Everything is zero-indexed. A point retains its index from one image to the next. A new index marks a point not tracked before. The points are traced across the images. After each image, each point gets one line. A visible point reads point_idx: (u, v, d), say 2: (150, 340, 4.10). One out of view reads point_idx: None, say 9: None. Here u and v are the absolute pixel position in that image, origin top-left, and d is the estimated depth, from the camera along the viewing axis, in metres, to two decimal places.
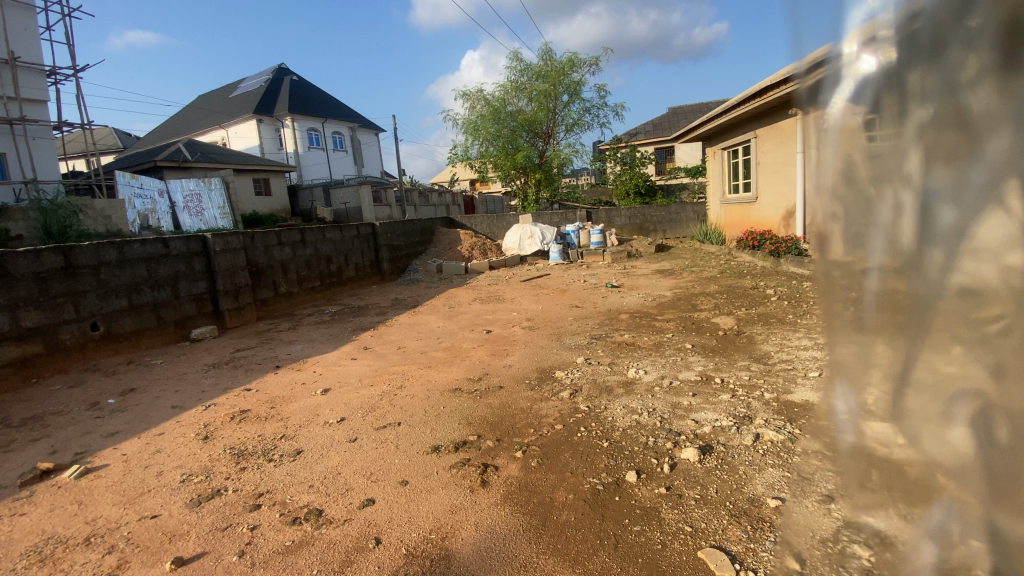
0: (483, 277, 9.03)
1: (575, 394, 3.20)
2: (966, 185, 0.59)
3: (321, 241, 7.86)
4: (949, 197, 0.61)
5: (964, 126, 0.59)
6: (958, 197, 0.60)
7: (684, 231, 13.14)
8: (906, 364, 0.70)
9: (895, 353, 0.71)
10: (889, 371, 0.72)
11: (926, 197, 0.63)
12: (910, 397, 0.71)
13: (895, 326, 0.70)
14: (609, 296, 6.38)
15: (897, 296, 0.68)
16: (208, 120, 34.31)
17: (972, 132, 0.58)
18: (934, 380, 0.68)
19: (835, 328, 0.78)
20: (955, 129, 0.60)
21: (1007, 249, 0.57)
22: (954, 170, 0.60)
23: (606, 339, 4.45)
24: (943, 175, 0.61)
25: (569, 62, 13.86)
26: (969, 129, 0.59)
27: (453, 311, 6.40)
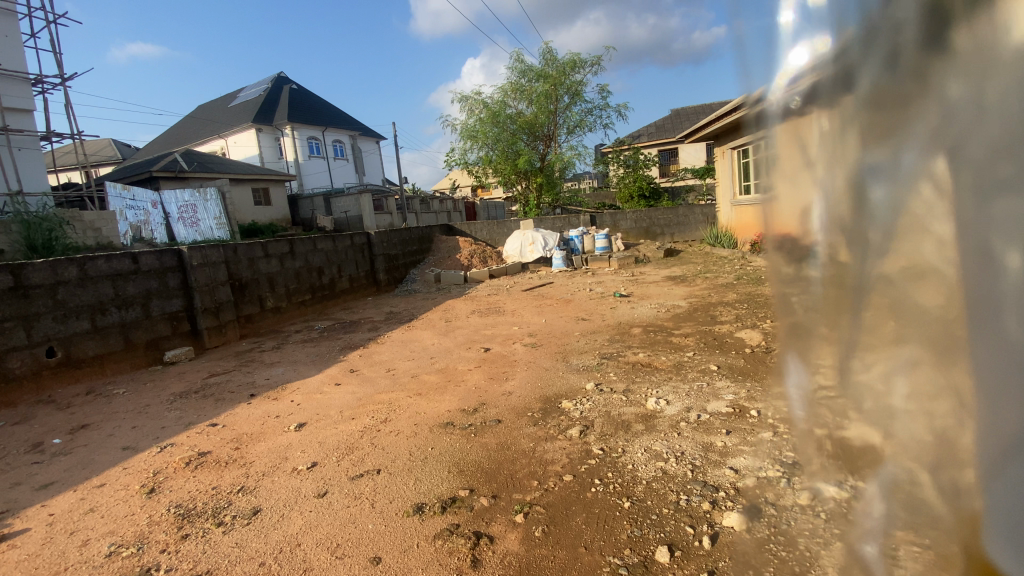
0: (484, 287, 8.57)
1: (586, 431, 2.71)
2: (898, 160, 0.60)
3: (313, 252, 7.43)
4: (890, 178, 0.61)
5: (899, 112, 0.59)
6: (901, 180, 0.60)
7: (692, 234, 12.63)
8: (847, 356, 0.73)
9: (838, 345, 0.73)
10: (832, 364, 0.75)
11: (867, 178, 0.63)
12: (856, 392, 0.74)
13: (836, 312, 0.71)
14: (617, 307, 5.90)
15: (833, 288, 0.70)
16: (208, 130, 34.11)
17: (911, 115, 0.58)
18: (885, 368, 0.70)
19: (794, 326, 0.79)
20: (893, 114, 0.60)
21: (937, 222, 0.58)
22: (892, 154, 0.60)
23: (617, 359, 3.97)
24: (876, 150, 0.61)
25: (570, 62, 13.42)
26: (906, 113, 0.58)
27: (450, 325, 5.95)
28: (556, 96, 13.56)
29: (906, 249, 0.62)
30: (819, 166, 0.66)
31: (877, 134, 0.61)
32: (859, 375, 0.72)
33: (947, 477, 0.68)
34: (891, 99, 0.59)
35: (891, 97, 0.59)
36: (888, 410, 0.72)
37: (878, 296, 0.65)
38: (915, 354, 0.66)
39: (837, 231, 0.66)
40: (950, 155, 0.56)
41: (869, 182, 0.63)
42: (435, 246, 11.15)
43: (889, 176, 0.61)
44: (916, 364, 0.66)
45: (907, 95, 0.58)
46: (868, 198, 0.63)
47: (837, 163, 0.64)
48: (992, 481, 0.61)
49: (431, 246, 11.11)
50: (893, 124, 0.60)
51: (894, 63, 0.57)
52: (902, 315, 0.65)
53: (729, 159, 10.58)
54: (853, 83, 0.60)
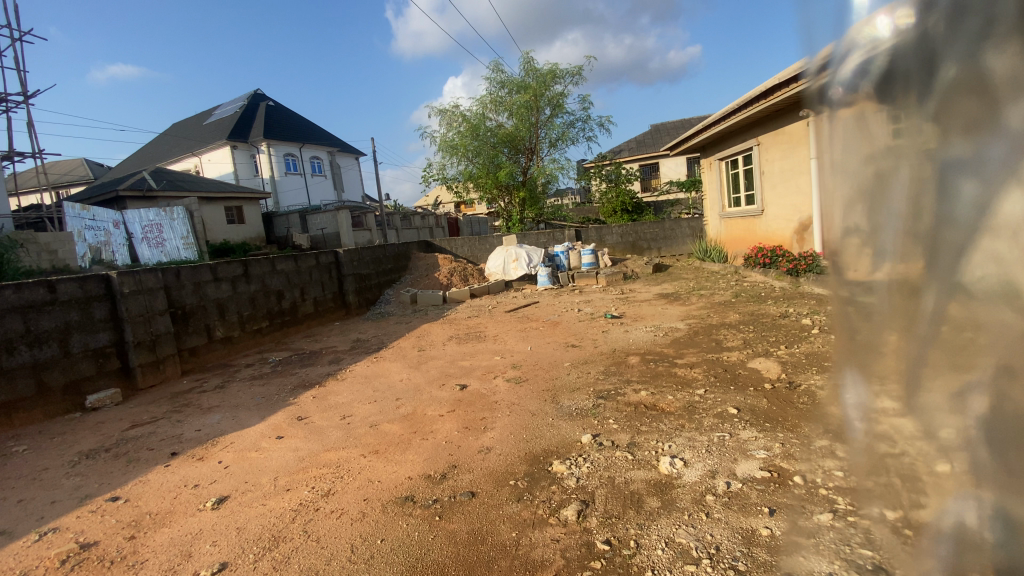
0: (464, 308, 7.93)
1: (586, 513, 2.09)
2: (978, 163, 0.64)
3: (272, 274, 6.75)
4: (973, 171, 0.65)
5: (978, 97, 0.64)
6: (979, 167, 0.64)
7: (680, 248, 12.19)
8: (916, 374, 0.76)
9: (903, 362, 0.78)
10: (897, 388, 0.81)
11: (947, 171, 0.68)
12: (924, 419, 0.78)
13: (905, 327, 0.76)
14: (609, 331, 5.31)
15: (902, 310, 0.76)
16: (179, 148, 33.01)
17: (996, 104, 0.62)
18: (957, 408, 0.72)
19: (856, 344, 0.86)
20: (981, 100, 0.64)
21: (1019, 232, 0.60)
22: (976, 142, 0.65)
23: (616, 398, 3.34)
24: (956, 153, 0.66)
25: (551, 73, 13.00)
26: (995, 99, 0.63)
27: (422, 354, 5.28)
28: (537, 107, 13.04)
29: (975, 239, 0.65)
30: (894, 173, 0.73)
31: (958, 120, 0.67)
32: (928, 401, 0.76)
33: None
34: (977, 102, 0.65)
35: (976, 81, 0.64)
36: (957, 409, 0.72)
37: (960, 312, 0.68)
38: (991, 350, 0.66)
39: (900, 213, 0.73)
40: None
41: (949, 173, 0.67)
42: (413, 264, 10.48)
43: (967, 165, 0.65)
44: (985, 366, 0.67)
45: (985, 83, 0.63)
46: (949, 190, 0.68)
47: (907, 151, 0.72)
48: None
49: (408, 264, 10.43)
50: (978, 110, 0.65)
51: (976, 56, 0.63)
52: (963, 302, 0.67)
53: (716, 170, 10.19)
54: (936, 70, 0.67)
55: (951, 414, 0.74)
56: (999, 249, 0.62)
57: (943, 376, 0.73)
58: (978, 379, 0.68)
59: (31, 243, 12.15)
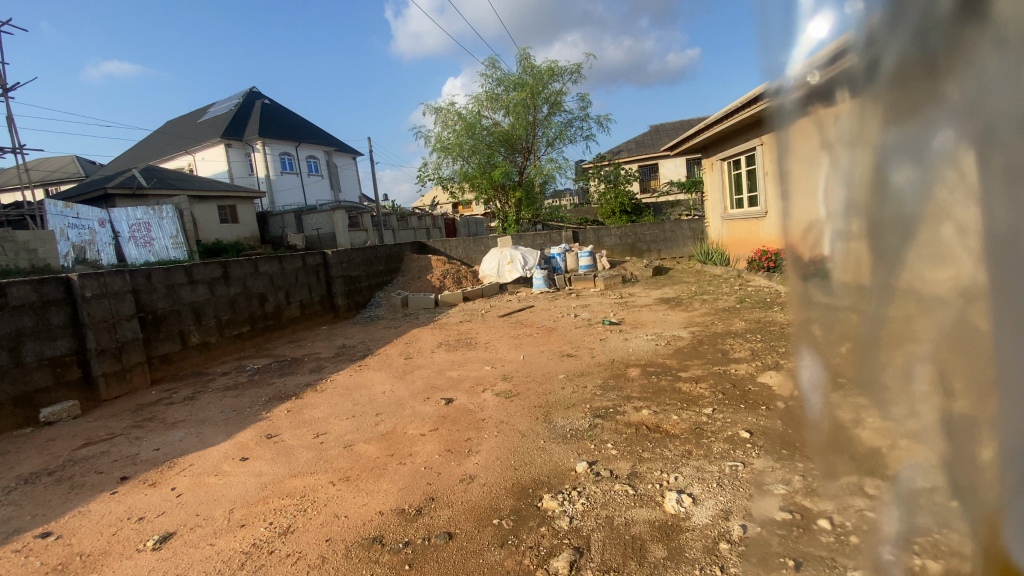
0: (457, 312, 7.62)
1: (579, 564, 1.79)
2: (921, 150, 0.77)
3: (253, 276, 6.43)
4: (912, 156, 0.79)
5: (912, 94, 0.77)
6: (919, 156, 0.78)
7: (681, 251, 11.87)
8: (870, 334, 0.89)
9: (858, 326, 0.90)
10: (851, 349, 0.93)
11: (891, 156, 0.81)
12: (879, 374, 0.91)
13: (858, 297, 0.87)
14: (607, 339, 4.99)
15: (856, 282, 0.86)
16: (173, 147, 32.55)
17: (930, 100, 0.75)
18: (909, 354, 0.87)
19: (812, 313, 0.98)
20: (917, 94, 0.76)
21: (957, 207, 0.76)
22: (915, 133, 0.78)
23: (615, 418, 3.03)
24: (899, 141, 0.79)
25: (549, 70, 12.66)
26: (930, 94, 0.75)
27: (408, 362, 4.98)
28: (534, 106, 12.75)
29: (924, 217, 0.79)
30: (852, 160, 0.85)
31: (897, 113, 0.79)
32: (881, 356, 0.89)
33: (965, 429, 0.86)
34: (915, 95, 0.77)
35: (912, 79, 0.75)
36: (911, 356, 0.87)
37: (909, 277, 0.82)
38: (936, 303, 0.81)
39: (859, 198, 0.85)
40: (967, 130, 0.72)
41: (895, 160, 0.80)
42: (405, 266, 10.15)
43: (910, 153, 0.79)
44: (932, 318, 0.82)
45: (919, 80, 0.75)
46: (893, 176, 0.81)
47: (861, 144, 0.83)
48: (1004, 428, 0.78)
49: (400, 265, 10.10)
50: (913, 102, 0.77)
51: (910, 61, 0.75)
52: (919, 267, 0.81)
53: (718, 171, 9.86)
54: (875, 73, 0.77)
55: (903, 362, 0.88)
56: (947, 221, 0.77)
57: (895, 333, 0.86)
58: (929, 329, 0.83)
59: (11, 243, 11.76)
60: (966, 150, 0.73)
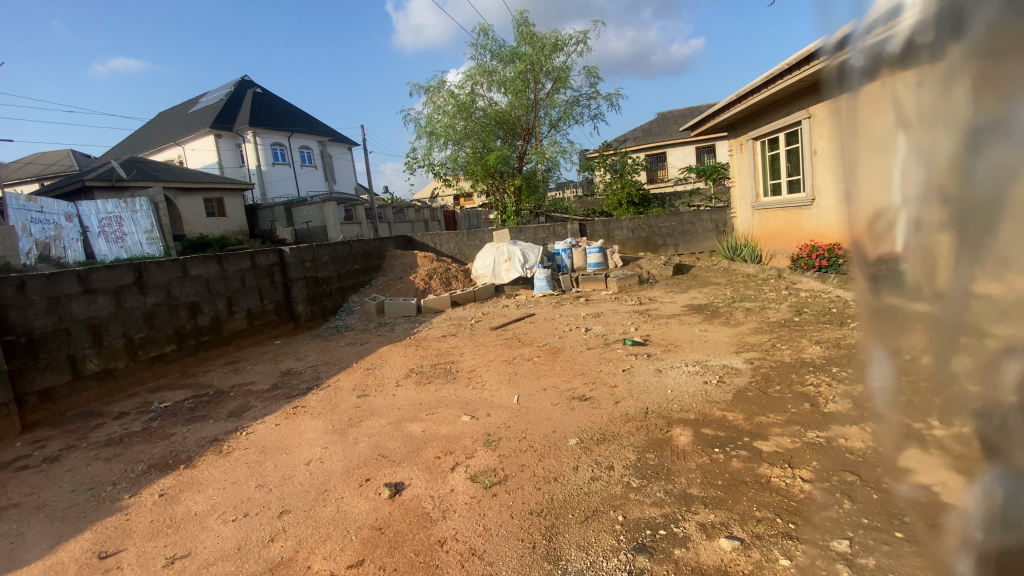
0: (442, 320, 6.34)
1: None
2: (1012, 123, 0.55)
3: (181, 282, 5.11)
4: (1001, 134, 0.56)
5: (1004, 52, 0.54)
6: (1008, 133, 0.55)
7: (702, 245, 10.44)
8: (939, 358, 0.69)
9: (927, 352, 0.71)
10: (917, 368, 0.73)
11: (971, 136, 0.59)
12: (957, 415, 0.70)
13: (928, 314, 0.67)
14: (631, 369, 3.64)
15: (921, 292, 0.67)
16: (158, 137, 30.91)
17: None
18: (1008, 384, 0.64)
19: (882, 333, 0.76)
20: (1011, 47, 0.54)
21: None
22: (1003, 100, 0.55)
23: (670, 560, 1.71)
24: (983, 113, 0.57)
25: (553, 40, 11.14)
26: None
27: (361, 402, 3.65)
28: (536, 83, 11.28)
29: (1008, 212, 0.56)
30: (925, 140, 0.63)
31: (983, 77, 0.57)
32: (950, 380, 0.69)
33: None
34: (1010, 46, 0.54)
35: (1007, 32, 0.54)
36: (994, 389, 0.65)
37: (982, 297, 0.60)
38: None
39: (932, 189, 0.63)
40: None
41: (979, 138, 0.58)
42: (387, 264, 8.82)
43: (997, 129, 0.56)
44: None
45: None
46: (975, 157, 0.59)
47: (940, 120, 0.62)
48: None
49: (381, 263, 8.76)
50: (1002, 66, 0.55)
51: (1012, 4, 0.54)
52: (1007, 281, 0.57)
53: (750, 153, 8.39)
54: (964, 25, 0.58)
55: (984, 380, 0.66)
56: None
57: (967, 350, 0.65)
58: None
59: None
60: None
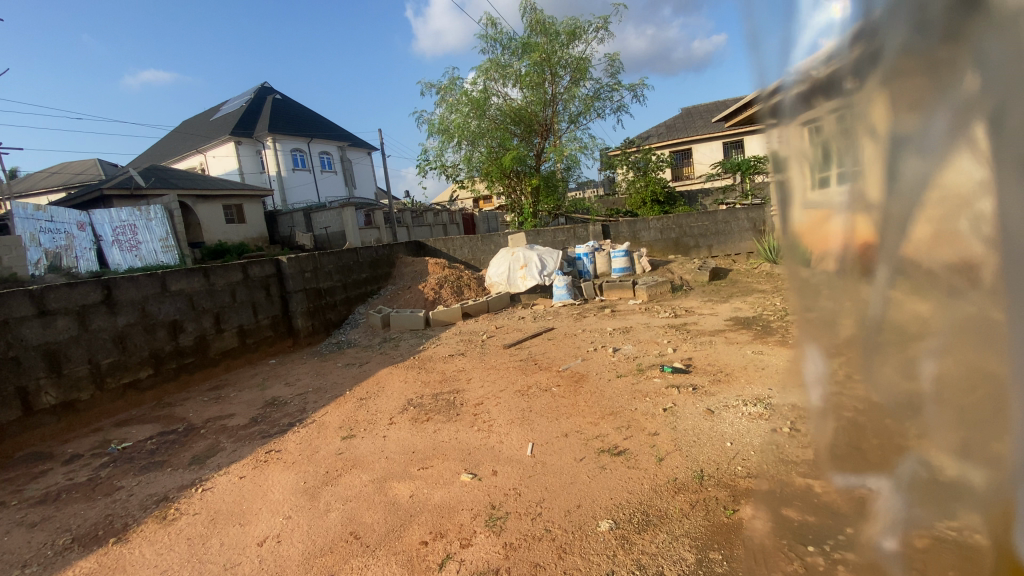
0: (452, 335, 5.74)
1: None
2: (925, 140, 0.64)
3: (159, 298, 4.63)
4: (916, 147, 0.65)
5: (917, 81, 0.64)
6: (920, 146, 0.65)
7: (737, 246, 9.66)
8: (870, 356, 0.77)
9: (860, 352, 0.78)
10: (850, 369, 0.80)
11: (895, 149, 0.66)
12: (886, 403, 0.78)
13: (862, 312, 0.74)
14: (675, 408, 2.94)
15: (859, 291, 0.73)
16: (181, 147, 31.25)
17: (937, 82, 0.63)
18: (928, 371, 0.72)
19: (818, 336, 0.82)
20: (918, 78, 0.64)
21: (969, 196, 0.63)
22: (917, 117, 0.64)
23: None
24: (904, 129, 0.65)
25: (570, 29, 10.42)
26: (934, 76, 0.63)
27: (345, 447, 3.05)
28: (552, 75, 10.59)
29: (930, 203, 0.65)
30: (862, 150, 0.67)
31: (899, 99, 0.65)
32: (880, 369, 0.77)
33: (983, 439, 0.72)
34: (917, 78, 0.64)
35: (917, 66, 0.63)
36: (916, 377, 0.74)
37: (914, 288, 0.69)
38: (948, 313, 0.68)
39: (867, 195, 0.68)
40: (977, 114, 0.61)
41: (901, 150, 0.66)
42: (398, 271, 8.27)
43: (909, 141, 0.66)
44: (938, 343, 0.70)
45: (927, 62, 0.63)
46: (898, 167, 0.66)
47: (871, 130, 0.66)
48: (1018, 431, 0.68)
49: (391, 271, 8.20)
50: (916, 92, 0.64)
51: (915, 44, 0.63)
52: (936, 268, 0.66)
53: None
54: (878, 60, 0.64)
55: (905, 358, 0.74)
56: (952, 206, 0.64)
57: (906, 341, 0.73)
58: (940, 336, 0.70)
59: None
60: (969, 144, 0.62)
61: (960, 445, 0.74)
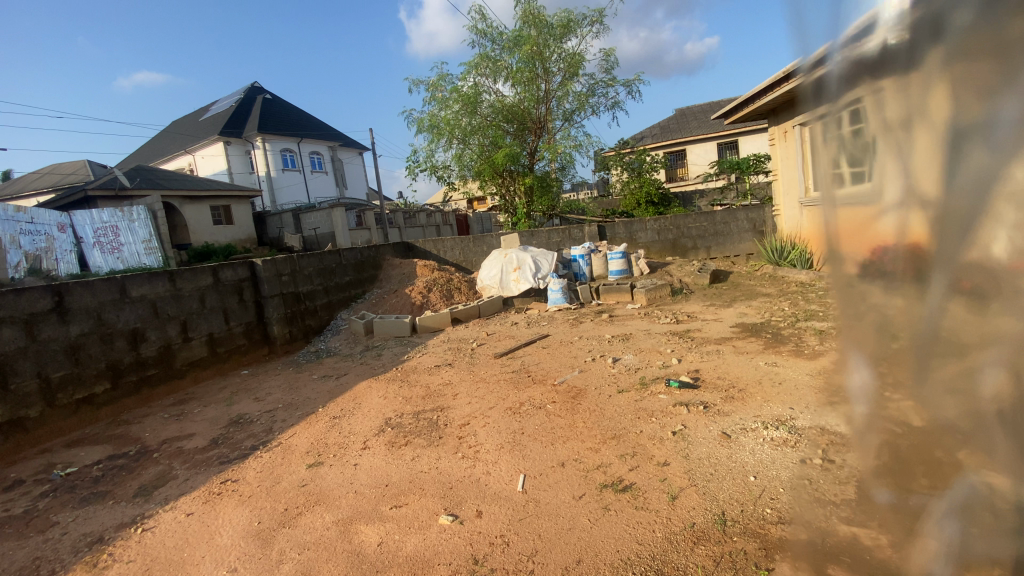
0: (440, 343, 5.37)
1: None
2: (991, 132, 0.54)
3: (118, 305, 4.21)
4: (980, 139, 0.55)
5: (985, 62, 0.54)
6: (988, 136, 0.55)
7: (736, 248, 9.37)
8: (922, 370, 0.69)
9: (908, 364, 0.70)
10: (900, 382, 0.71)
11: (956, 141, 0.57)
12: (933, 418, 0.70)
13: (909, 322, 0.67)
14: (687, 432, 2.58)
15: (906, 297, 0.65)
16: (168, 147, 30.63)
17: (1006, 65, 0.53)
18: (984, 391, 0.64)
19: (859, 339, 0.75)
20: (985, 59, 0.54)
21: None
22: (983, 103, 0.55)
23: None
24: (966, 120, 0.55)
25: (563, 24, 10.09)
26: (1007, 57, 0.53)
27: (310, 477, 2.66)
28: (544, 72, 10.27)
29: (992, 206, 0.56)
30: (913, 144, 0.59)
31: (963, 80, 0.55)
32: (930, 383, 0.69)
33: None
34: (982, 60, 0.54)
35: (983, 50, 0.54)
36: (966, 397, 0.66)
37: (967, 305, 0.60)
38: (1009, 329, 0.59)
39: (919, 193, 0.59)
40: None
41: (960, 142, 0.56)
42: (385, 274, 7.89)
43: (974, 131, 0.55)
44: (1000, 359, 0.61)
45: (997, 43, 0.53)
46: (958, 162, 0.57)
47: (922, 124, 0.57)
48: None
49: (376, 274, 7.81)
50: (981, 73, 0.54)
51: (980, 22, 0.53)
52: (995, 279, 0.57)
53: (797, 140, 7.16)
54: (943, 33, 0.55)
55: (959, 372, 0.65)
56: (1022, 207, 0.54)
57: (958, 355, 0.64)
58: (1001, 355, 0.61)
59: None
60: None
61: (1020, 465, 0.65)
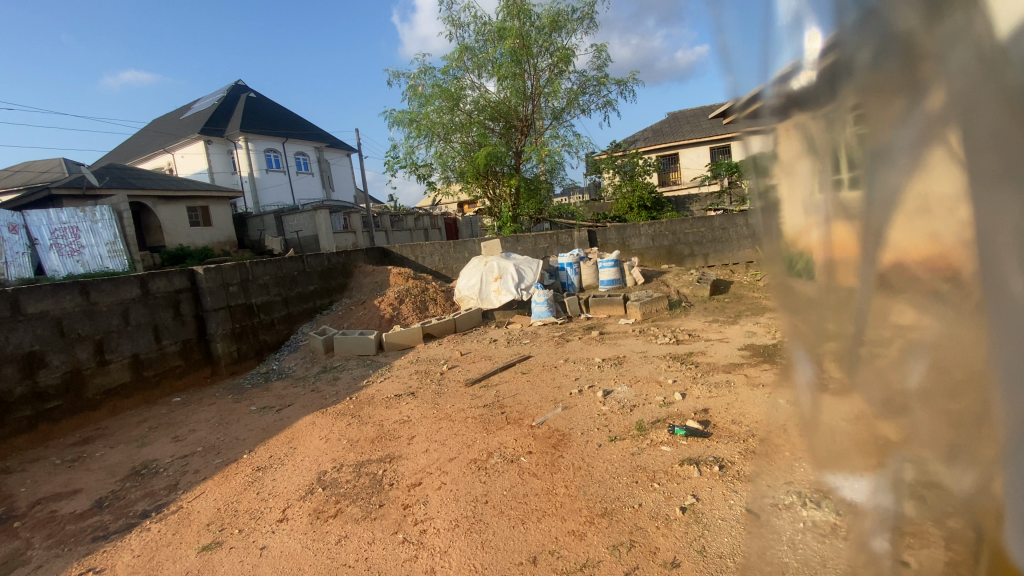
0: (407, 364, 4.70)
1: None
2: (901, 154, 0.52)
3: (8, 328, 3.52)
4: (890, 161, 0.53)
5: (890, 88, 0.52)
6: (897, 155, 0.52)
7: (735, 255, 8.81)
8: (865, 396, 0.64)
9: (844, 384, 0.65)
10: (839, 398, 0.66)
11: (872, 163, 0.54)
12: (873, 435, 0.65)
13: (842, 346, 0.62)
14: (698, 508, 1.96)
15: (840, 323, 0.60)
16: (146, 146, 29.56)
17: (910, 89, 0.51)
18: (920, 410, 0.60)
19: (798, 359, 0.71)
20: (891, 85, 0.52)
21: (955, 211, 0.50)
22: (891, 125, 0.52)
23: None
24: (881, 141, 0.53)
25: (552, 17, 9.51)
26: (907, 83, 0.51)
27: (197, 568, 2.00)
28: (532, 68, 9.69)
29: (907, 216, 0.52)
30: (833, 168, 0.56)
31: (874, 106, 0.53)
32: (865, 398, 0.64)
33: (968, 463, 0.59)
34: (889, 84, 0.52)
35: (888, 78, 0.52)
36: (899, 408, 0.61)
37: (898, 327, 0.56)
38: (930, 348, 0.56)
39: (846, 215, 0.55)
40: (954, 124, 0.49)
41: (874, 163, 0.54)
42: (356, 282, 7.20)
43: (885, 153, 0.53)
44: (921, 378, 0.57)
45: (899, 67, 0.51)
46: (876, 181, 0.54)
47: (841, 146, 0.55)
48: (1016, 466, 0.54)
49: (346, 281, 7.13)
50: (889, 100, 0.52)
51: (882, 51, 0.52)
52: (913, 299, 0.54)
53: None
54: (852, 64, 0.53)
55: (885, 388, 0.61)
56: (930, 218, 0.51)
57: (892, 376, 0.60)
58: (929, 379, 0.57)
59: None
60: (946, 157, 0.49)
61: (949, 462, 0.60)
